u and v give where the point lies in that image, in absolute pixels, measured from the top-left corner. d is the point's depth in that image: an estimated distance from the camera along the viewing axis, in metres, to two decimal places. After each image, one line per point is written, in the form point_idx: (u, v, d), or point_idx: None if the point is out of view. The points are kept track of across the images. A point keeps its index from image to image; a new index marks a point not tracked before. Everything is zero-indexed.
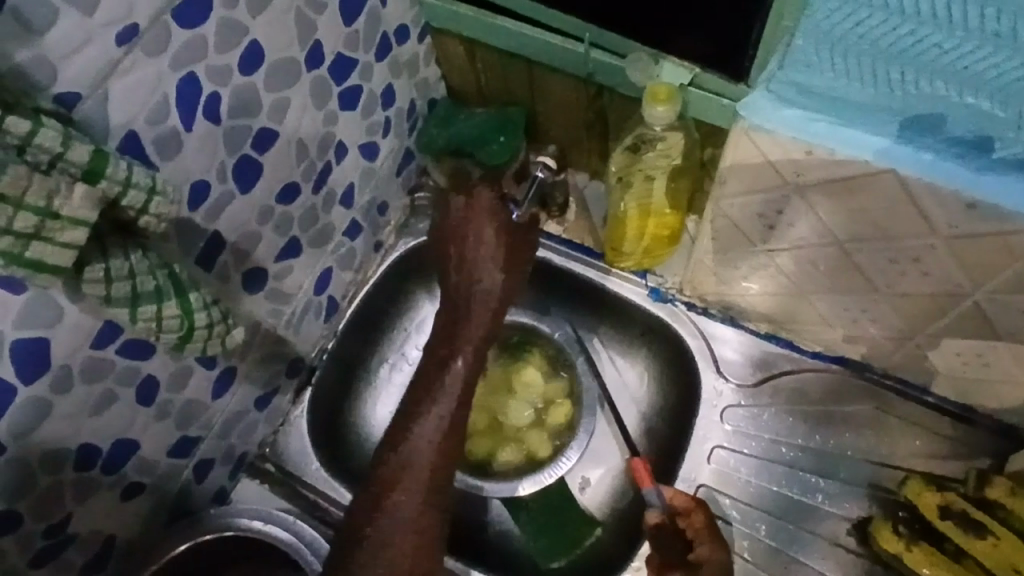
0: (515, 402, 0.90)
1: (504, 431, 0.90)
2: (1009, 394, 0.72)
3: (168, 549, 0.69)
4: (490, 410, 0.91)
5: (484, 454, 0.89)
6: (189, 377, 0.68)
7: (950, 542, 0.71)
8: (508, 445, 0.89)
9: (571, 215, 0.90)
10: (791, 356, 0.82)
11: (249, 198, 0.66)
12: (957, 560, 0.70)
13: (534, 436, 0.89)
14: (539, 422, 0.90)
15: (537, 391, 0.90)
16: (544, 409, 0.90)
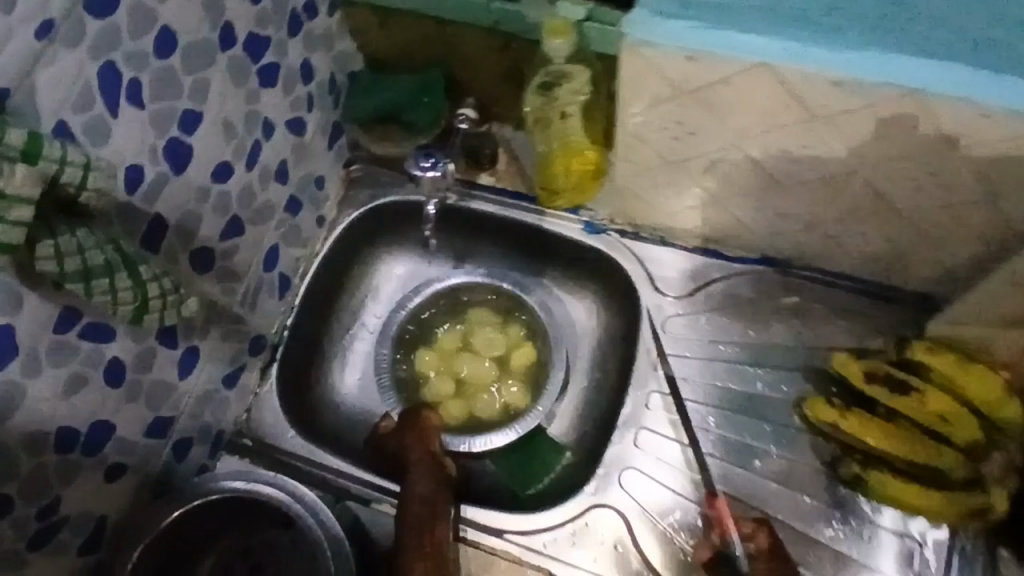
0: (472, 359, 0.94)
1: (473, 387, 0.94)
2: (916, 265, 0.77)
3: (164, 517, 0.72)
4: (450, 372, 0.94)
5: (462, 415, 0.92)
6: (153, 357, 0.71)
7: (882, 406, 0.75)
8: (484, 398, 0.93)
9: (501, 165, 0.94)
10: (720, 265, 0.88)
11: (185, 178, 0.69)
12: (892, 421, 0.74)
13: (509, 382, 0.93)
14: (506, 369, 0.94)
15: (493, 348, 0.94)
16: (505, 356, 0.94)
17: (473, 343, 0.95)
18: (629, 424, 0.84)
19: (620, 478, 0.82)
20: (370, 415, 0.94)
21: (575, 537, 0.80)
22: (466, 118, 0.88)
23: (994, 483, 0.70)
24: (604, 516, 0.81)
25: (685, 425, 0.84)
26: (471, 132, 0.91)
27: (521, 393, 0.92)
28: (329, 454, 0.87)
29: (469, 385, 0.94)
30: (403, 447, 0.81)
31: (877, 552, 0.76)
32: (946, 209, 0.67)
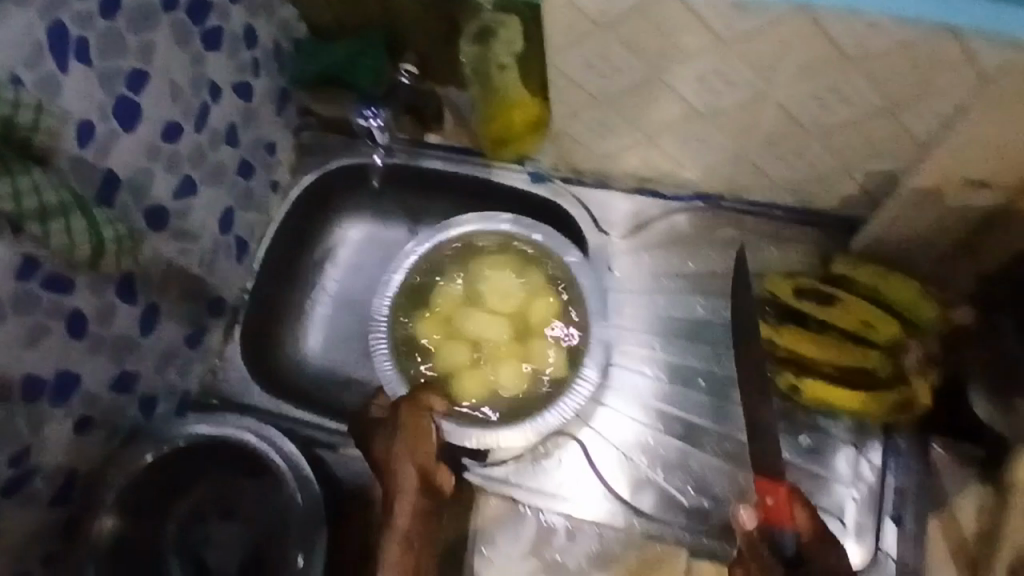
0: (488, 317, 0.87)
1: (489, 355, 0.86)
2: (839, 190, 0.81)
3: (140, 461, 0.76)
4: (462, 335, 0.87)
5: (482, 383, 0.86)
6: (114, 312, 0.74)
7: (814, 320, 0.79)
8: (507, 363, 0.86)
9: (449, 124, 0.98)
10: (658, 203, 0.92)
11: (135, 137, 0.72)
12: (823, 333, 0.78)
13: (530, 343, 0.87)
14: (527, 331, 0.87)
15: (503, 306, 0.87)
16: (523, 316, 0.87)
17: (488, 300, 0.88)
18: None
19: None
20: (337, 374, 0.98)
21: (534, 462, 0.85)
22: (408, 73, 0.95)
23: (915, 376, 0.73)
24: (560, 442, 0.85)
25: (634, 354, 0.88)
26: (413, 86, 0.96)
27: (552, 353, 0.86)
28: (295, 408, 0.89)
29: (485, 353, 0.87)
30: (388, 450, 0.69)
31: (816, 455, 0.81)
32: (852, 127, 0.70)
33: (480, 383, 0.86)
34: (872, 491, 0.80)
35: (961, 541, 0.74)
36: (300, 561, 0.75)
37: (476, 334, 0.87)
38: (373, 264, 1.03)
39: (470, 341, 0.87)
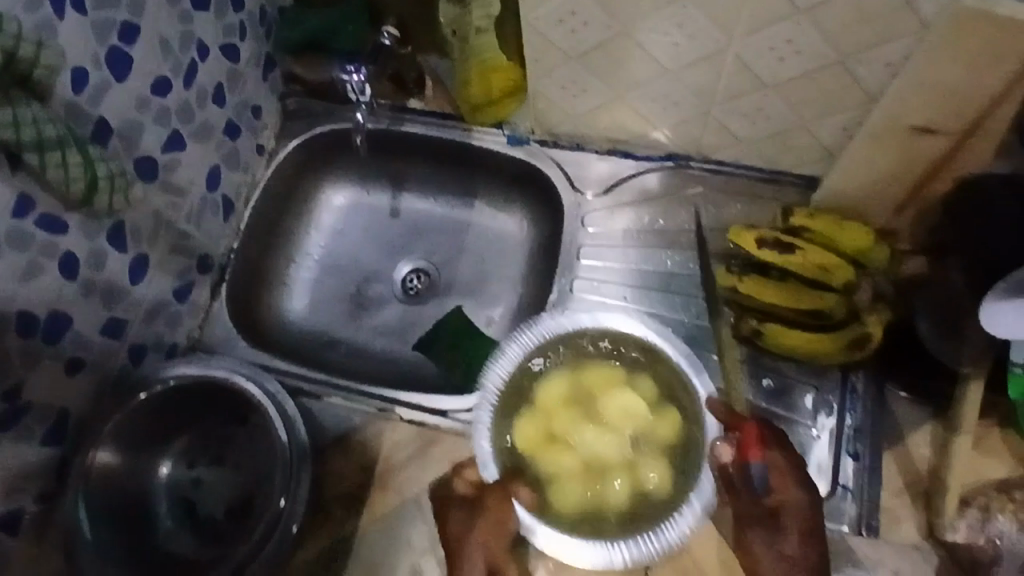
0: (602, 433, 0.71)
1: (597, 465, 0.71)
2: (800, 149, 0.86)
3: (133, 400, 0.76)
4: (573, 443, 0.71)
5: (581, 499, 0.70)
6: (105, 257, 0.76)
7: (775, 269, 0.83)
8: (618, 477, 0.70)
9: (429, 90, 1.01)
10: (630, 164, 0.96)
11: (126, 87, 0.75)
12: (783, 281, 0.82)
13: (648, 459, 0.71)
14: (642, 445, 0.72)
15: (625, 425, 0.72)
16: (646, 426, 0.72)
17: (601, 415, 0.72)
18: (555, 308, 0.92)
19: None
20: (323, 333, 1.03)
21: None
22: (391, 35, 0.97)
23: (868, 314, 0.79)
24: None
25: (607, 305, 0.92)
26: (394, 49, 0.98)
27: (666, 474, 0.71)
28: (280, 360, 0.92)
29: (597, 465, 0.71)
30: (459, 526, 0.72)
31: (780, 398, 0.84)
32: (805, 82, 0.75)
33: (579, 489, 0.70)
34: (833, 432, 0.82)
35: (914, 473, 0.80)
36: (282, 503, 0.74)
37: (595, 449, 0.71)
38: (360, 228, 1.08)
39: (577, 457, 0.71)
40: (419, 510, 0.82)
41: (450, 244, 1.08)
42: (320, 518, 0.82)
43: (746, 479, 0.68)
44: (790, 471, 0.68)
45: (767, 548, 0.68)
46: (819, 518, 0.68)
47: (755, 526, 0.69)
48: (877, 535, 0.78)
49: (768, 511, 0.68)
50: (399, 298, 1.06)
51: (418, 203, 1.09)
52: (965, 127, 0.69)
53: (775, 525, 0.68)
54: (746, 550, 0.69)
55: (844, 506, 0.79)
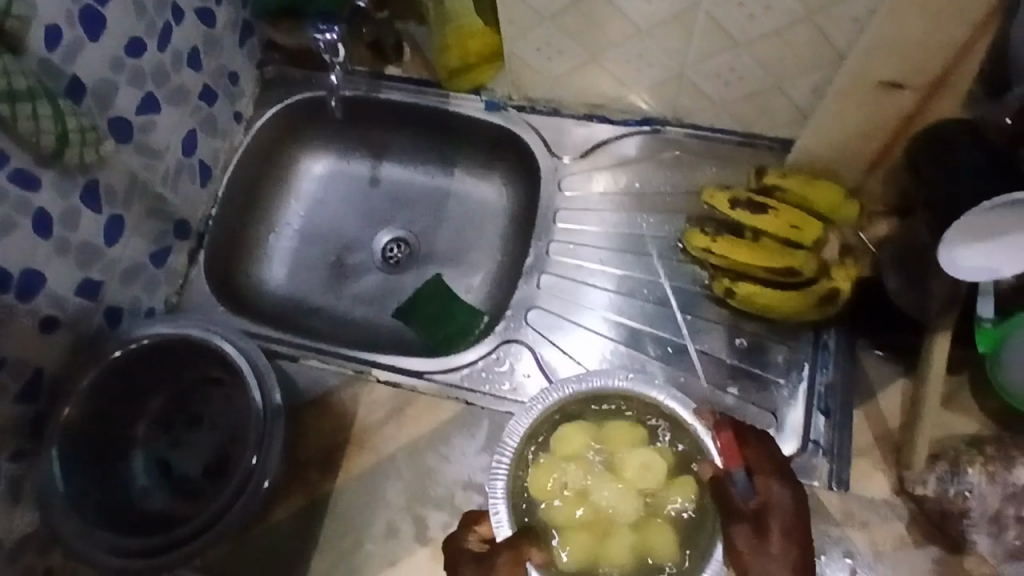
0: (620, 489, 0.71)
1: (606, 522, 0.71)
2: (772, 110, 0.87)
3: (108, 356, 0.77)
4: (585, 497, 0.71)
5: (582, 555, 0.70)
6: (79, 217, 0.76)
7: (750, 230, 0.84)
8: (622, 538, 0.70)
9: (407, 57, 1.01)
10: (607, 128, 0.96)
11: (100, 47, 0.75)
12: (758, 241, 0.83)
13: (653, 520, 0.71)
14: (652, 504, 0.72)
15: (642, 482, 0.71)
16: (657, 491, 0.72)
17: (621, 473, 0.72)
18: (532, 270, 0.93)
19: (526, 316, 0.91)
20: (301, 301, 1.03)
21: (486, 369, 0.88)
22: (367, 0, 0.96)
23: (837, 269, 0.79)
24: (511, 350, 0.89)
25: (584, 268, 0.92)
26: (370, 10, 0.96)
27: (671, 541, 0.71)
28: (257, 325, 0.92)
29: (603, 521, 0.71)
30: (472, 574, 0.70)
31: (753, 357, 0.86)
32: (777, 39, 0.76)
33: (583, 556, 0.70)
34: (805, 391, 0.83)
35: (884, 430, 0.80)
36: (253, 460, 0.74)
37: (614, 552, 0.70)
38: (339, 198, 1.08)
39: (592, 515, 0.71)
40: (396, 468, 0.83)
41: (430, 214, 1.07)
42: (297, 477, 0.83)
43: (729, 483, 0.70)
44: (773, 472, 0.69)
45: (755, 554, 0.67)
46: (804, 521, 0.68)
47: (748, 540, 0.67)
48: (847, 489, 0.78)
49: (755, 515, 0.68)
50: (379, 267, 1.05)
51: (400, 173, 1.09)
52: (931, 82, 0.69)
53: (761, 531, 0.68)
54: (743, 568, 0.68)
55: (815, 462, 0.80)
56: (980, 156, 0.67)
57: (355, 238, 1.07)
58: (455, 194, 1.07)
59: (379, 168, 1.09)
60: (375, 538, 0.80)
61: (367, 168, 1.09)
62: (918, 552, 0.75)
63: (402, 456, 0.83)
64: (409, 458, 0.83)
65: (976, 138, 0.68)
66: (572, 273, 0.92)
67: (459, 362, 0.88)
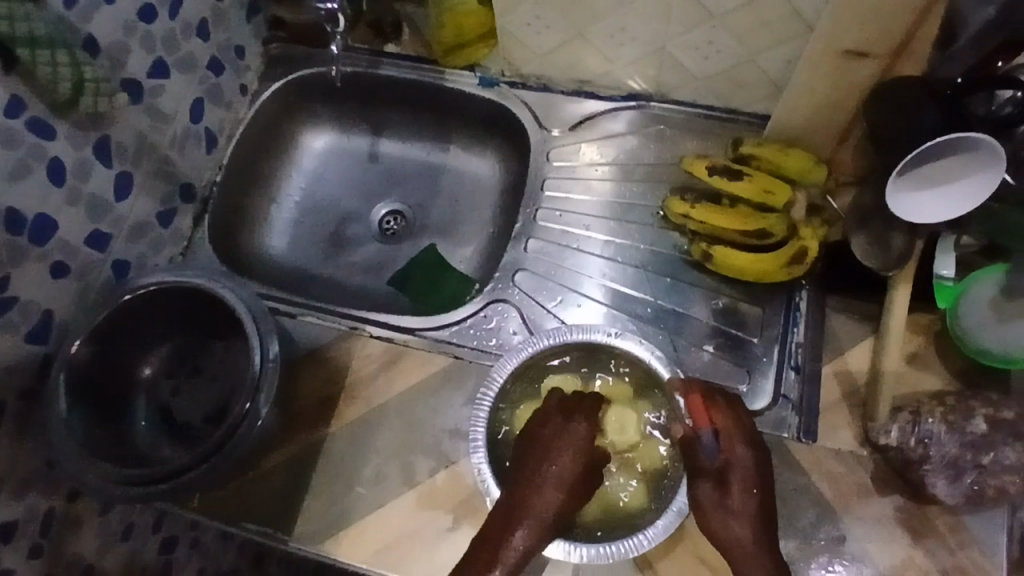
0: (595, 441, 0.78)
1: None
2: (748, 82, 0.92)
3: (118, 299, 0.81)
4: None
5: None
6: (91, 170, 0.81)
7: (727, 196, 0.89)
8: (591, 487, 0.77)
9: (405, 35, 1.07)
10: (594, 104, 1.02)
11: (115, 9, 0.80)
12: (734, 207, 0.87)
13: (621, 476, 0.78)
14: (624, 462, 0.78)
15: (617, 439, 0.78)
16: (630, 451, 0.78)
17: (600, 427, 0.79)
18: (520, 235, 0.98)
19: (514, 278, 0.95)
20: (299, 267, 1.07)
21: (474, 326, 0.92)
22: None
23: (804, 227, 0.85)
24: (499, 309, 0.93)
25: (569, 235, 0.97)
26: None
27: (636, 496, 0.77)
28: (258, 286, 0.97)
29: None
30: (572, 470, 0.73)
31: (729, 318, 0.90)
32: (749, 10, 0.81)
33: None
34: (778, 351, 0.88)
35: (851, 384, 0.84)
36: (246, 404, 0.78)
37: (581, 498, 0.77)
38: (339, 173, 1.13)
39: None
40: (386, 417, 0.86)
41: (426, 188, 1.12)
42: (291, 424, 0.87)
43: (698, 443, 0.74)
44: (736, 432, 0.73)
45: (717, 507, 0.71)
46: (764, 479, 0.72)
47: (715, 495, 0.71)
48: (815, 439, 0.82)
49: (721, 472, 0.72)
50: (376, 237, 1.10)
51: (397, 148, 1.14)
52: (892, 52, 0.73)
53: (722, 486, 0.72)
54: (706, 522, 0.71)
55: (785, 415, 0.84)
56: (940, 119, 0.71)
57: (353, 210, 1.11)
58: (450, 169, 1.12)
59: (377, 143, 1.14)
60: (364, 481, 0.83)
61: (366, 143, 1.14)
62: (884, 500, 0.78)
63: (392, 406, 0.87)
64: (398, 408, 0.87)
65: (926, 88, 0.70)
66: (558, 240, 0.97)
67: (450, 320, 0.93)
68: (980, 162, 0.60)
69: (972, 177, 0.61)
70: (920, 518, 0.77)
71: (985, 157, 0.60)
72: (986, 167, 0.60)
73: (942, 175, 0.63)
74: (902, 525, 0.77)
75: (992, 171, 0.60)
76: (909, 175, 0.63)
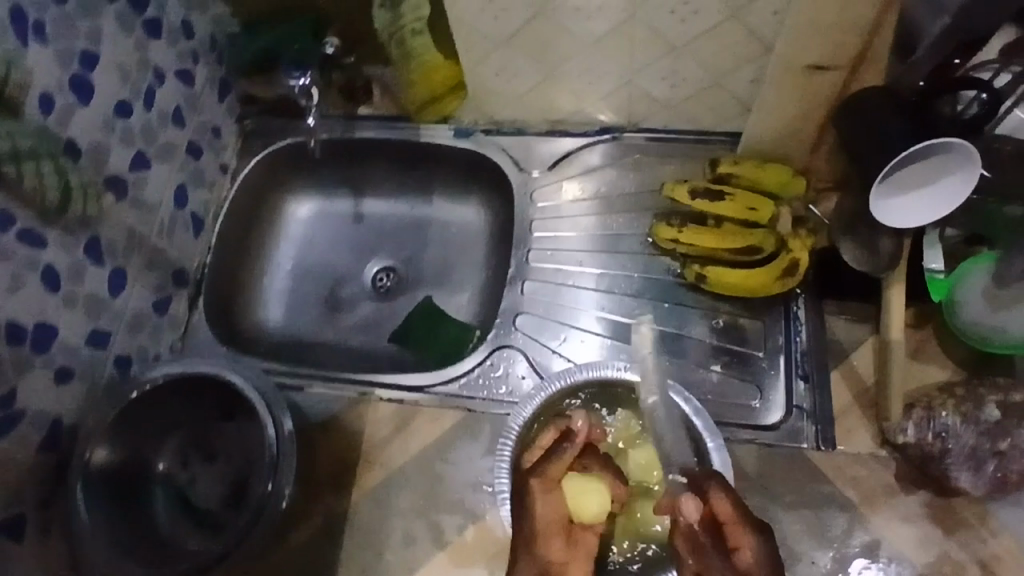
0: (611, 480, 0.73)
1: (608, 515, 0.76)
2: (717, 104, 0.94)
3: (126, 397, 0.81)
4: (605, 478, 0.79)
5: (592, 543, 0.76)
6: (84, 271, 0.81)
7: (713, 216, 0.91)
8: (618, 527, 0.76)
9: (377, 97, 1.08)
10: (570, 141, 1.04)
11: (92, 110, 0.81)
12: (720, 227, 0.90)
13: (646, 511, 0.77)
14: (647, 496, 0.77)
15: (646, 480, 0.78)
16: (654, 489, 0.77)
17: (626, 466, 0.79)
18: (515, 279, 0.98)
19: (515, 322, 0.96)
20: (297, 337, 1.06)
21: (483, 376, 0.93)
22: (333, 46, 1.02)
23: (792, 239, 0.86)
24: (505, 355, 0.94)
25: (561, 272, 0.98)
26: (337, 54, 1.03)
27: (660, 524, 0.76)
28: (261, 361, 0.97)
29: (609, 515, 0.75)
30: (547, 501, 0.69)
31: (730, 335, 0.91)
32: (710, 36, 0.84)
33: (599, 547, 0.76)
34: (784, 361, 0.89)
35: (861, 386, 0.85)
36: (269, 486, 0.77)
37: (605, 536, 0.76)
38: (327, 237, 1.12)
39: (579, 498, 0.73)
40: (407, 479, 0.86)
41: (415, 242, 1.11)
42: (312, 500, 0.86)
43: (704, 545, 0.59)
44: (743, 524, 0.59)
45: None
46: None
47: None
48: (834, 446, 0.82)
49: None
50: (370, 296, 1.09)
51: (382, 206, 1.13)
52: (852, 62, 0.76)
53: None
54: None
55: (802, 425, 0.85)
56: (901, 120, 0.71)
57: (346, 272, 1.10)
58: (437, 219, 1.12)
59: (361, 204, 1.13)
60: (393, 548, 0.82)
61: (351, 205, 1.13)
62: (912, 499, 0.78)
63: (411, 466, 0.87)
64: (418, 467, 0.87)
65: (894, 97, 0.71)
66: (553, 279, 0.98)
67: (461, 374, 0.93)
68: (954, 165, 0.65)
69: (946, 183, 0.66)
70: (950, 512, 0.77)
71: (959, 164, 0.65)
72: (959, 170, 0.65)
73: (918, 181, 0.67)
74: (932, 521, 0.77)
75: (965, 175, 0.64)
76: (887, 181, 0.66)
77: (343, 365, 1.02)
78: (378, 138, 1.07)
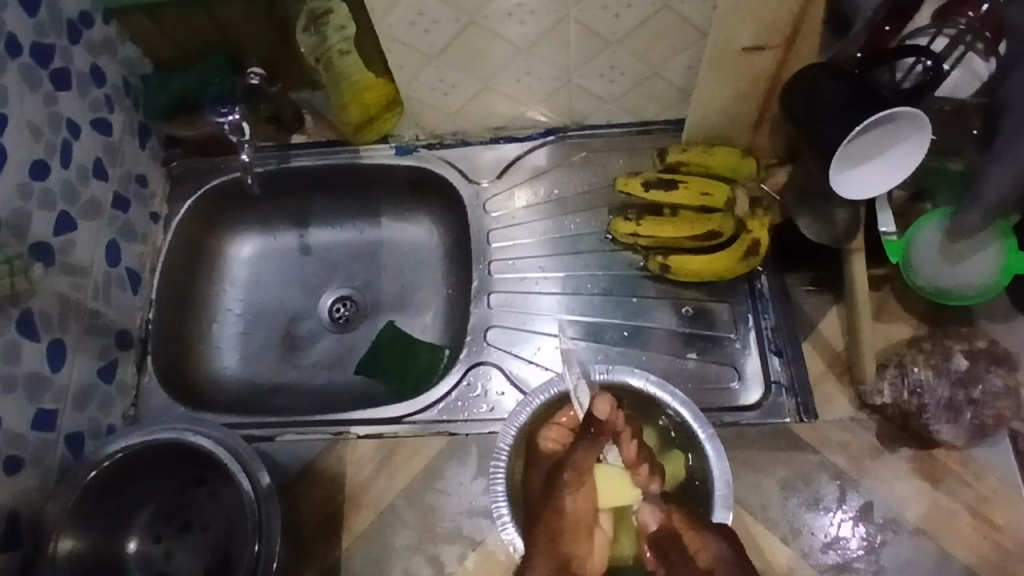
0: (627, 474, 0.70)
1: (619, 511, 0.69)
2: (658, 94, 0.94)
3: (82, 480, 0.74)
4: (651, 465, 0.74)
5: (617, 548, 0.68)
6: (20, 349, 0.75)
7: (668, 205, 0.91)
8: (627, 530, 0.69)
9: (310, 123, 1.04)
10: (515, 146, 1.02)
11: (5, 177, 0.75)
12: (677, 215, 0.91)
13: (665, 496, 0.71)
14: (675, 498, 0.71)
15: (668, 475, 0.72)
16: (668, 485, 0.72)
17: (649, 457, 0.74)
18: (480, 293, 0.96)
19: (485, 337, 0.94)
20: (258, 383, 1.00)
21: (461, 398, 0.91)
22: (258, 75, 0.99)
23: (750, 220, 0.87)
24: (480, 372, 0.92)
25: (525, 279, 0.96)
26: (264, 85, 0.99)
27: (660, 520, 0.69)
28: (225, 415, 0.92)
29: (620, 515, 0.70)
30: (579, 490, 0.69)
31: (701, 321, 0.92)
32: (643, 30, 0.84)
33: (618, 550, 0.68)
34: (756, 338, 0.90)
35: (833, 354, 0.87)
36: (256, 546, 0.72)
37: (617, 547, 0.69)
38: (274, 274, 1.07)
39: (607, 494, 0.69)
40: (399, 516, 0.83)
41: (369, 266, 1.07)
42: (300, 553, 0.81)
43: (670, 556, 0.65)
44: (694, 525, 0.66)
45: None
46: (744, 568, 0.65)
47: None
48: (816, 416, 0.83)
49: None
50: (329, 329, 1.04)
51: (329, 235, 1.09)
52: (785, 40, 0.77)
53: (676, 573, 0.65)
54: None
55: (782, 401, 0.86)
56: (843, 91, 0.70)
57: (300, 307, 1.06)
58: (389, 240, 1.08)
59: (308, 236, 1.09)
60: None
61: (297, 237, 1.09)
62: (895, 455, 0.80)
63: (401, 501, 0.83)
64: (407, 502, 0.83)
65: (837, 75, 0.72)
66: (519, 287, 0.96)
67: (441, 397, 0.91)
68: (904, 132, 0.67)
69: (898, 149, 0.68)
70: (933, 464, 0.79)
71: (909, 130, 0.67)
72: (910, 136, 0.67)
73: (872, 149, 0.69)
74: (919, 475, 0.79)
75: (916, 140, 0.67)
76: (842, 155, 0.69)
77: (313, 406, 0.97)
78: (317, 166, 1.03)
